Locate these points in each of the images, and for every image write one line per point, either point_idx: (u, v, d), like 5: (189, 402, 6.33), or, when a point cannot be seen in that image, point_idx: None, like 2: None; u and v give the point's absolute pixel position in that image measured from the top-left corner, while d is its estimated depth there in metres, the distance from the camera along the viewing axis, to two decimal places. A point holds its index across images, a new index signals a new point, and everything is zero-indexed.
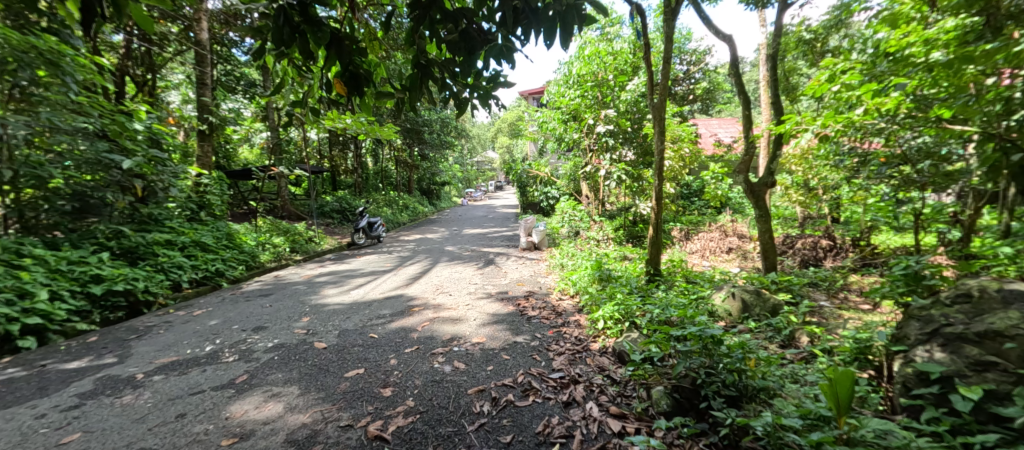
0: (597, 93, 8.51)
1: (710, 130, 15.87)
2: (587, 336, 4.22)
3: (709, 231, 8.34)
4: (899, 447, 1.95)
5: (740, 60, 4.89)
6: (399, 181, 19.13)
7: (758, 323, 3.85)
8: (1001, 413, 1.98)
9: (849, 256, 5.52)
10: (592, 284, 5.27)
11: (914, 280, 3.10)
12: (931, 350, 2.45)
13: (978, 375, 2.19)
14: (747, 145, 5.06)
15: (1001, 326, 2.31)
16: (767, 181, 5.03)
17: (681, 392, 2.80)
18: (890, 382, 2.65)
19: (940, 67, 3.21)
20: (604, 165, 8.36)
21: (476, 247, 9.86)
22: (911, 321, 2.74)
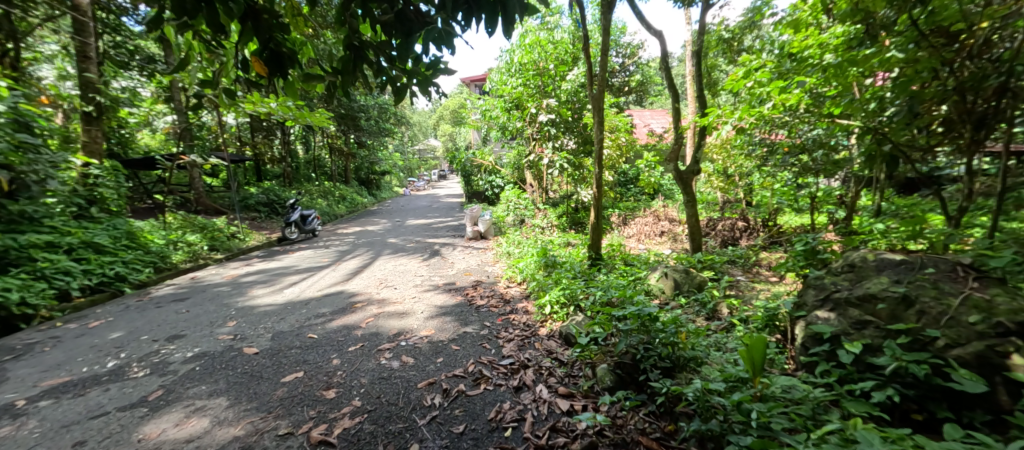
0: (539, 83, 8.66)
1: (644, 120, 16.75)
2: (535, 321, 4.37)
3: (644, 215, 8.84)
4: (801, 400, 2.25)
5: (669, 55, 5.16)
6: (332, 171, 18.27)
7: (687, 299, 4.19)
8: (875, 362, 2.34)
9: (760, 235, 6.15)
10: (537, 271, 5.46)
11: (812, 254, 3.52)
12: (824, 314, 2.83)
13: (859, 332, 2.57)
14: (677, 135, 5.38)
15: (876, 290, 2.72)
16: (694, 169, 5.39)
17: (622, 368, 3.02)
18: (793, 344, 3.01)
19: (831, 69, 3.61)
20: (547, 154, 8.67)
21: (421, 238, 9.73)
22: (809, 289, 3.12)
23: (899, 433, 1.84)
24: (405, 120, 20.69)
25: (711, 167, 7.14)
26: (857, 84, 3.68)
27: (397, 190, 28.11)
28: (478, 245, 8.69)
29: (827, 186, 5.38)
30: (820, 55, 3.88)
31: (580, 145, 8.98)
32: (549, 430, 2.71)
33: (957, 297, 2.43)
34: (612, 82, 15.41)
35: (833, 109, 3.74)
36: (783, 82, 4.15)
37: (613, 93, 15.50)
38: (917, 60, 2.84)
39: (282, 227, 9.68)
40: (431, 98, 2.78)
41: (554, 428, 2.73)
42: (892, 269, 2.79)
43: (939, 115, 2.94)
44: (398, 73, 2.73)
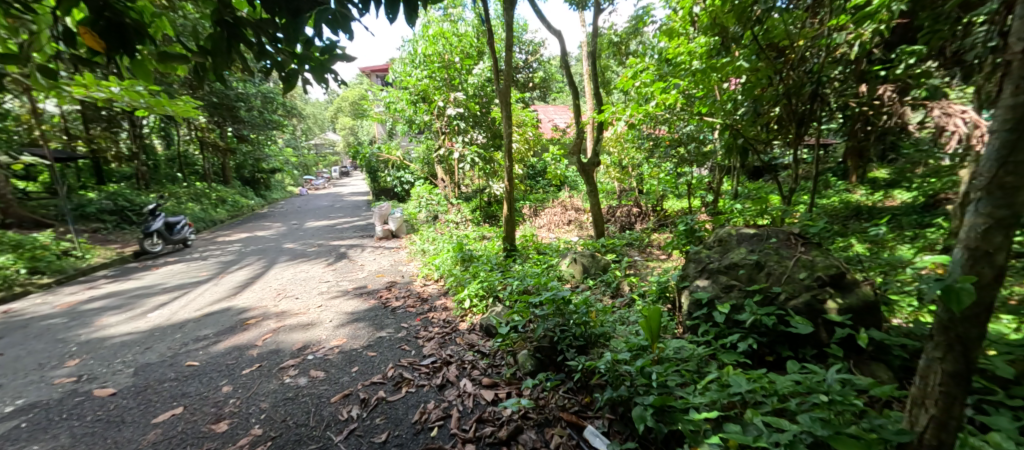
0: (445, 76, 8.55)
1: (548, 115, 17.50)
2: (454, 316, 4.43)
3: (553, 206, 9.31)
4: (688, 358, 2.62)
5: (567, 54, 5.47)
6: (205, 169, 16.08)
7: (594, 280, 4.57)
8: (738, 318, 2.82)
9: (651, 219, 6.86)
10: (455, 266, 5.52)
11: (691, 233, 4.08)
12: (702, 282, 3.30)
13: (727, 294, 3.04)
14: (578, 130, 5.71)
15: (738, 258, 3.23)
16: (594, 161, 5.81)
17: (542, 352, 3.21)
18: (680, 311, 3.47)
19: (699, 73, 4.15)
20: (457, 148, 8.64)
21: (325, 241, 9.16)
22: (690, 263, 3.60)
23: (759, 374, 2.25)
24: (296, 112, 19.01)
25: (608, 160, 7.70)
26: (717, 86, 4.27)
27: (291, 188, 25.80)
28: (390, 244, 8.45)
29: (702, 173, 6.18)
30: (689, 61, 4.42)
31: (489, 138, 9.12)
32: (476, 422, 2.79)
33: (791, 259, 3.03)
34: (518, 77, 15.79)
35: (701, 109, 4.34)
36: (663, 84, 4.67)
37: (518, 89, 15.92)
38: (758, 70, 3.61)
39: (138, 239, 8.43)
40: (331, 86, 2.56)
41: (480, 419, 2.82)
42: (749, 242, 3.37)
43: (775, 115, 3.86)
44: (286, 58, 2.45)
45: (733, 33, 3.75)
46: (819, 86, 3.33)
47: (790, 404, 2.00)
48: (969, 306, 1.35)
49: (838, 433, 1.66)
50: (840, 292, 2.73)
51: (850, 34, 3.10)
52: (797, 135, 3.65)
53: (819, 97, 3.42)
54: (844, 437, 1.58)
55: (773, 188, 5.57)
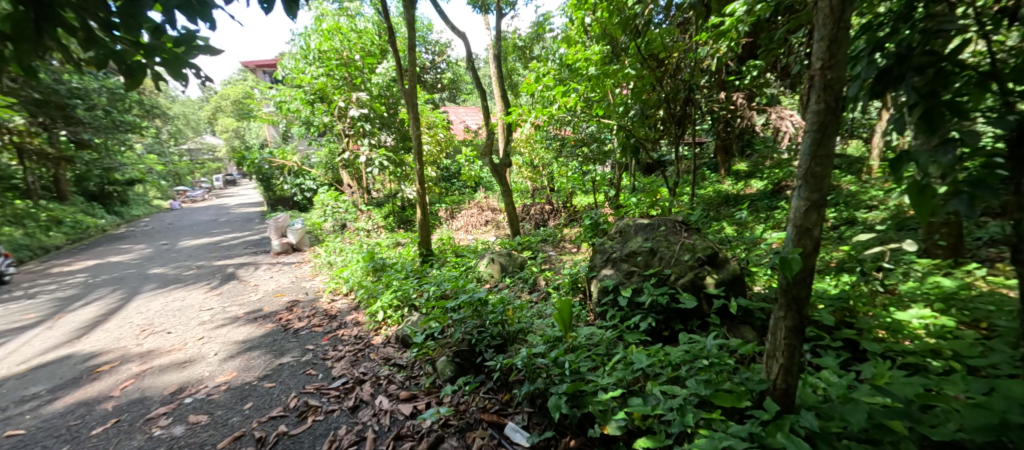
0: (344, 74, 8.06)
1: (459, 116, 17.46)
2: (367, 331, 4.26)
3: (468, 207, 9.36)
4: (597, 343, 2.82)
5: (473, 56, 5.55)
6: (39, 183, 13.26)
7: (512, 278, 4.69)
8: (638, 300, 3.10)
9: (562, 215, 7.21)
10: (365, 277, 5.29)
11: (596, 226, 4.40)
12: (607, 270, 3.57)
13: (629, 279, 3.32)
14: (488, 132, 5.82)
15: (636, 247, 3.54)
16: (506, 162, 5.96)
17: (461, 356, 3.22)
18: (590, 300, 3.71)
19: (595, 78, 4.48)
20: (364, 152, 8.24)
21: (207, 261, 8.15)
22: (596, 254, 3.86)
23: (656, 349, 2.49)
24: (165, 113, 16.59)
25: (520, 160, 7.86)
26: (612, 90, 4.64)
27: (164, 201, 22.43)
28: (290, 259, 7.74)
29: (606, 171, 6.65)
30: (585, 66, 4.69)
31: (398, 141, 8.91)
32: (394, 440, 2.69)
33: (677, 244, 3.41)
34: (424, 78, 15.50)
35: (599, 111, 4.68)
36: (563, 89, 4.93)
37: (426, 90, 15.64)
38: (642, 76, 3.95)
39: None
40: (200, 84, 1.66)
41: (399, 435, 2.72)
42: (644, 232, 3.70)
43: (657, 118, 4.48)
44: (130, 46, 1.50)
45: (620, 43, 4.12)
46: (690, 92, 4.05)
47: (682, 372, 2.26)
48: (798, 273, 1.66)
49: (717, 390, 1.98)
50: (715, 269, 3.16)
51: (711, 46, 3.71)
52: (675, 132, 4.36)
53: (688, 102, 4.17)
54: (721, 394, 1.89)
55: (664, 183, 6.19)
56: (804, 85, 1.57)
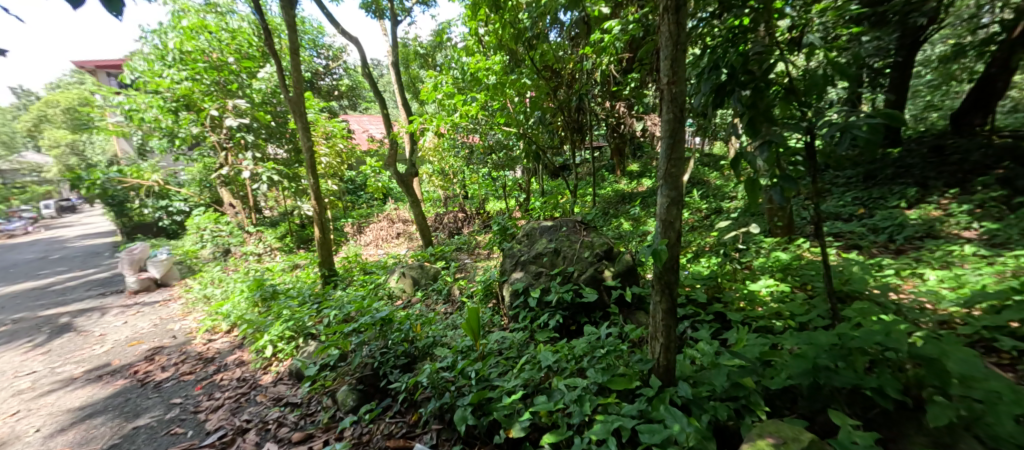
0: (215, 78, 7.38)
1: (362, 125, 16.73)
2: (253, 371, 3.87)
3: (377, 221, 8.97)
4: (508, 346, 2.92)
5: (367, 61, 5.38)
6: None
7: (426, 291, 4.61)
8: (545, 299, 3.27)
9: (476, 222, 7.32)
10: (250, 309, 4.74)
11: (503, 231, 4.53)
12: (516, 273, 3.71)
13: (537, 280, 3.49)
14: (392, 142, 5.70)
15: (542, 248, 3.73)
16: (412, 171, 5.85)
17: (364, 382, 3.07)
18: (503, 304, 3.81)
19: (495, 87, 4.62)
20: (247, 167, 7.17)
21: (31, 312, 6.73)
22: (506, 258, 4.00)
23: (561, 345, 2.64)
24: None
25: (430, 169, 7.65)
26: (510, 99, 4.79)
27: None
28: (151, 299, 6.63)
29: (517, 177, 6.81)
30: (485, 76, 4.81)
31: (291, 154, 7.98)
32: None
33: (578, 242, 3.68)
34: (319, 85, 14.55)
35: (504, 118, 4.78)
36: (463, 97, 4.97)
37: (322, 97, 14.71)
38: (540, 85, 4.32)
39: None
40: None
41: None
42: (549, 233, 3.93)
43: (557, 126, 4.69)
44: None
45: (518, 55, 4.37)
46: (580, 101, 4.26)
47: (584, 364, 2.43)
48: (667, 261, 1.96)
49: (612, 376, 2.20)
50: (611, 262, 3.44)
51: (596, 61, 3.99)
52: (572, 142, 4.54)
53: (581, 110, 4.39)
54: (615, 380, 2.11)
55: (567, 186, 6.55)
56: (658, 97, 1.84)
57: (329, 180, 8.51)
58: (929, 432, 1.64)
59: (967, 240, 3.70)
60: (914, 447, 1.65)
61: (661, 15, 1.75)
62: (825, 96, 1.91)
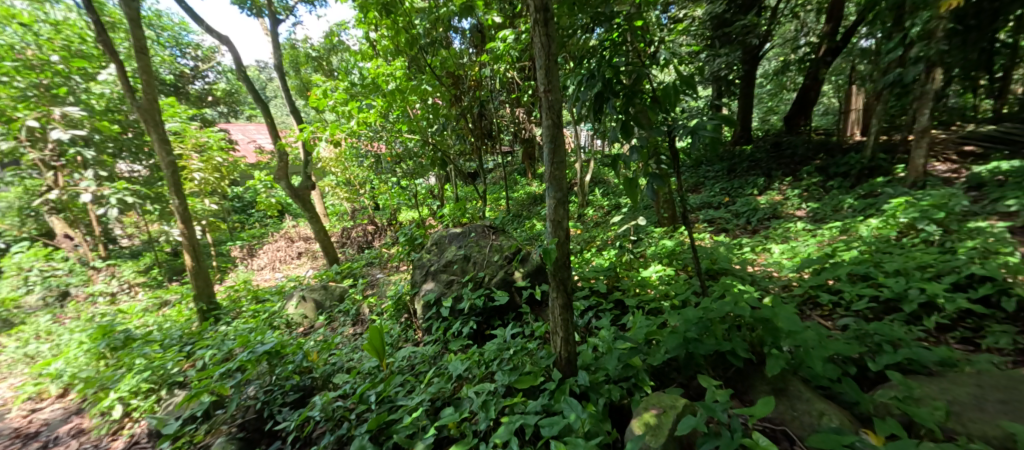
0: (33, 79, 5.33)
1: (248, 134, 15.24)
2: (100, 439, 3.31)
3: (274, 242, 8.68)
4: (421, 358, 3.02)
5: (242, 65, 5.25)
6: None
7: (330, 314, 4.45)
8: (457, 307, 3.45)
9: (387, 233, 7.22)
10: (93, 365, 3.87)
11: (412, 242, 4.49)
12: (428, 285, 3.80)
13: (450, 288, 3.65)
14: (279, 153, 5.38)
15: (453, 257, 3.90)
16: (307, 184, 5.68)
17: (246, 427, 2.72)
18: (415, 317, 3.84)
19: (397, 93, 4.41)
20: (94, 188, 5.03)
21: None
22: (416, 270, 4.07)
23: (472, 351, 2.83)
24: None
25: (334, 180, 7.61)
26: (412, 105, 4.60)
27: None
28: None
29: (431, 185, 6.30)
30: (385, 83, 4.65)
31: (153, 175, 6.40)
32: None
33: (487, 247, 3.94)
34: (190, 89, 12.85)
35: (403, 125, 4.57)
36: (357, 105, 4.65)
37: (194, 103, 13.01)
38: (445, 92, 4.41)
39: None
40: None
41: None
42: (458, 239, 4.14)
43: (458, 130, 4.77)
44: None
45: (420, 60, 4.32)
46: (482, 108, 4.52)
47: (493, 367, 2.64)
48: (559, 259, 2.21)
49: (520, 375, 2.45)
50: (522, 263, 3.72)
51: (493, 67, 4.18)
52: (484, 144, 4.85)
53: (483, 116, 4.69)
54: (522, 378, 2.38)
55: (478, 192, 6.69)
56: (538, 103, 2.10)
57: (205, 197, 7.54)
58: (770, 382, 2.21)
59: (794, 223, 4.57)
60: (760, 394, 2.21)
61: (536, 28, 2.01)
62: (675, 102, 2.71)
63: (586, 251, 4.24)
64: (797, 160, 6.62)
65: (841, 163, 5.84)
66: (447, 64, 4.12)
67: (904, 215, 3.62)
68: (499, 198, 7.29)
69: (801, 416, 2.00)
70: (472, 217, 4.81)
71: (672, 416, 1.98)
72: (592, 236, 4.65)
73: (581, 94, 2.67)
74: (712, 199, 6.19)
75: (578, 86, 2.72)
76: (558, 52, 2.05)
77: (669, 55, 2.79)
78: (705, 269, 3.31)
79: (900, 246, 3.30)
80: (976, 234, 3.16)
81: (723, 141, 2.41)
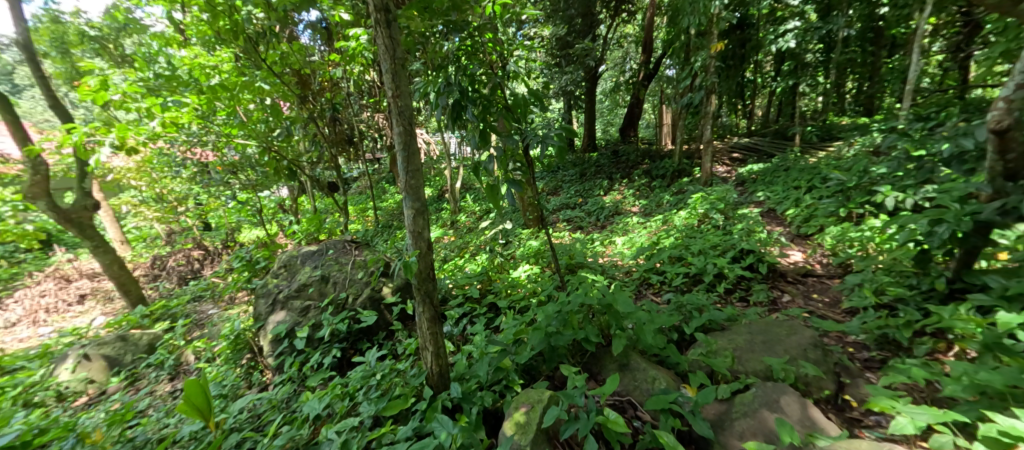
0: None
1: None
2: None
3: (35, 284, 6.86)
4: (270, 403, 2.70)
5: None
6: None
7: (130, 372, 3.69)
8: (315, 336, 3.19)
9: (222, 258, 6.21)
10: None
11: (251, 266, 3.87)
12: (275, 318, 3.38)
13: (305, 317, 3.33)
14: (31, 162, 4.08)
15: (306, 279, 3.57)
16: (83, 204, 4.50)
17: None
18: (261, 355, 3.39)
19: (220, 91, 3.57)
20: None
21: None
22: (259, 300, 3.58)
23: (333, 385, 2.67)
24: None
25: (139, 197, 6.23)
26: (241, 106, 3.91)
27: None
28: None
29: (279, 197, 5.48)
30: (205, 76, 3.77)
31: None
32: None
33: (349, 264, 3.69)
34: None
35: (231, 130, 3.87)
36: (157, 101, 3.47)
37: None
38: (305, 106, 3.99)
39: None
40: None
41: None
42: (311, 259, 3.79)
43: (309, 135, 4.20)
44: None
45: (251, 48, 3.49)
46: (335, 111, 4.08)
47: (358, 399, 2.54)
48: (424, 271, 2.28)
49: (391, 400, 2.45)
50: (390, 278, 3.60)
51: (345, 68, 3.88)
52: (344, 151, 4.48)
53: (338, 121, 4.22)
54: (392, 404, 2.38)
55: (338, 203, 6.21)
56: (388, 110, 2.14)
57: None
58: (616, 360, 2.58)
59: (631, 217, 5.36)
60: (609, 372, 2.56)
61: (378, 30, 2.05)
62: (526, 111, 2.86)
63: (458, 259, 4.33)
64: (631, 164, 7.81)
65: (661, 166, 7.07)
66: (292, 64, 3.70)
67: (701, 207, 4.56)
68: (362, 211, 6.85)
69: (641, 385, 2.39)
70: (329, 233, 4.44)
71: (539, 410, 2.17)
72: (465, 242, 4.81)
73: (438, 100, 2.71)
74: (569, 201, 6.98)
75: (436, 92, 2.74)
76: (403, 58, 2.13)
77: (518, 68, 2.94)
78: (565, 265, 3.62)
79: (701, 230, 4.12)
80: (743, 217, 4.14)
81: (569, 150, 2.70)
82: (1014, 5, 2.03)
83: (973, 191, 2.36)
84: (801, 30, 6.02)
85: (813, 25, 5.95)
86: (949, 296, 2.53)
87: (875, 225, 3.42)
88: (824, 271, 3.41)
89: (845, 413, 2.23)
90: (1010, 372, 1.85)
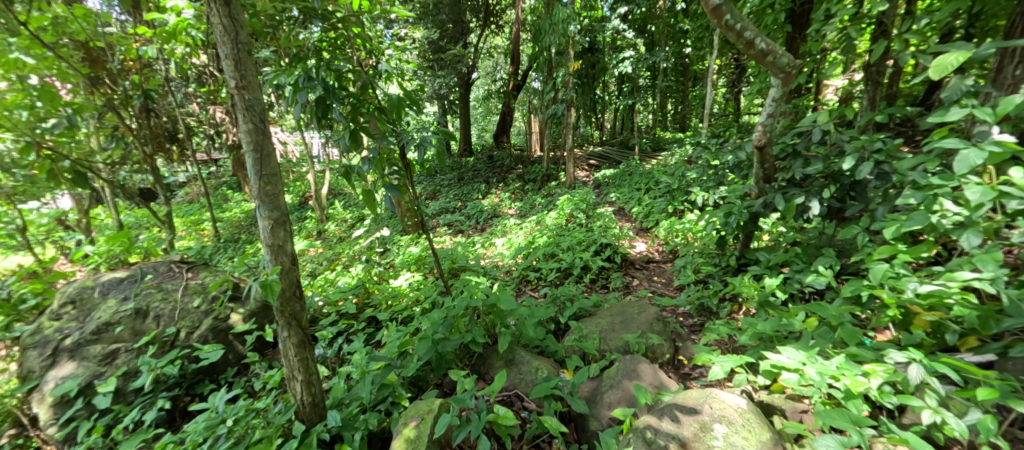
0: None
1: None
2: None
3: None
4: None
5: None
6: None
7: None
8: (130, 386, 2.50)
9: None
10: None
11: (8, 307, 2.81)
12: (58, 375, 2.52)
13: (111, 366, 2.57)
14: None
15: (107, 318, 2.76)
16: None
17: None
18: (38, 426, 2.48)
19: None
20: None
21: None
22: (28, 352, 2.65)
23: (162, 443, 2.12)
24: None
25: None
26: None
27: None
28: None
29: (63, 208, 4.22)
30: None
31: None
32: None
33: (178, 291, 3.03)
34: None
35: None
36: None
37: None
38: (92, 92, 3.14)
39: None
40: None
41: None
42: (116, 289, 2.96)
43: (107, 129, 3.48)
44: None
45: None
46: (148, 99, 3.43)
47: None
48: (287, 290, 1.97)
49: (249, 446, 2.05)
50: (239, 303, 3.08)
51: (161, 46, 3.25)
52: (162, 150, 3.74)
53: (151, 111, 3.57)
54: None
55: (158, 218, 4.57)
56: (229, 101, 1.80)
57: None
58: (502, 356, 2.69)
59: (508, 219, 5.66)
60: (496, 369, 2.65)
61: (213, 7, 1.70)
62: (401, 112, 2.70)
63: (330, 274, 3.98)
64: (506, 169, 8.36)
65: (532, 171, 7.67)
66: (74, 34, 2.95)
67: (568, 208, 5.10)
68: (196, 224, 6.32)
69: (526, 376, 2.55)
70: (146, 253, 3.49)
71: (430, 420, 2.11)
72: (337, 254, 4.50)
73: (297, 94, 2.31)
74: (447, 205, 7.01)
75: (293, 86, 2.34)
76: (249, 42, 1.82)
77: (390, 67, 2.79)
78: (447, 269, 3.64)
79: (568, 228, 4.62)
80: (600, 216, 4.80)
81: (448, 154, 2.66)
82: (764, 56, 2.78)
83: (748, 191, 3.20)
84: (635, 59, 7.23)
85: (643, 56, 7.23)
86: (738, 269, 3.37)
87: (691, 218, 4.34)
88: (660, 257, 4.19)
89: (681, 370, 2.78)
90: (774, 321, 2.56)
